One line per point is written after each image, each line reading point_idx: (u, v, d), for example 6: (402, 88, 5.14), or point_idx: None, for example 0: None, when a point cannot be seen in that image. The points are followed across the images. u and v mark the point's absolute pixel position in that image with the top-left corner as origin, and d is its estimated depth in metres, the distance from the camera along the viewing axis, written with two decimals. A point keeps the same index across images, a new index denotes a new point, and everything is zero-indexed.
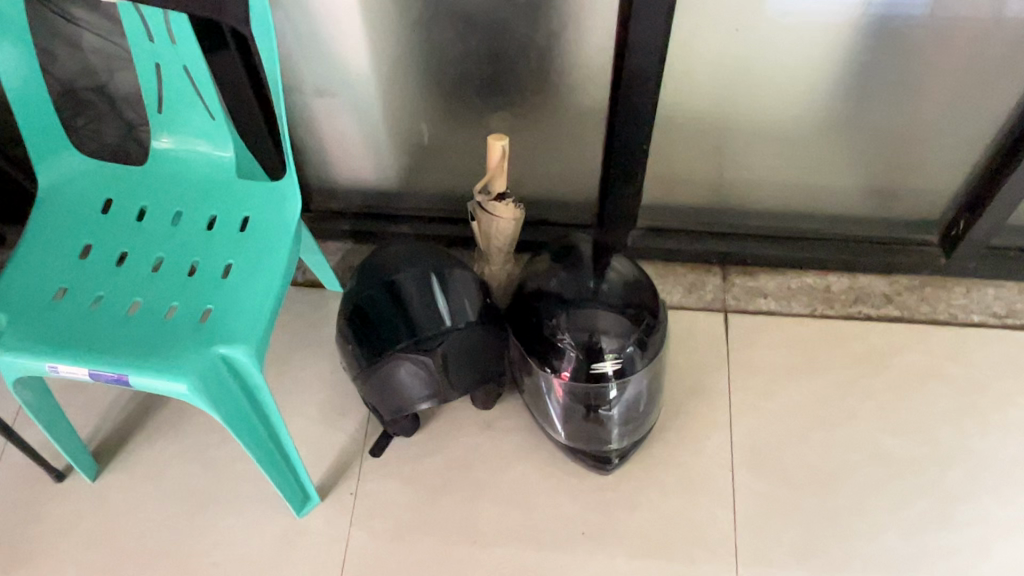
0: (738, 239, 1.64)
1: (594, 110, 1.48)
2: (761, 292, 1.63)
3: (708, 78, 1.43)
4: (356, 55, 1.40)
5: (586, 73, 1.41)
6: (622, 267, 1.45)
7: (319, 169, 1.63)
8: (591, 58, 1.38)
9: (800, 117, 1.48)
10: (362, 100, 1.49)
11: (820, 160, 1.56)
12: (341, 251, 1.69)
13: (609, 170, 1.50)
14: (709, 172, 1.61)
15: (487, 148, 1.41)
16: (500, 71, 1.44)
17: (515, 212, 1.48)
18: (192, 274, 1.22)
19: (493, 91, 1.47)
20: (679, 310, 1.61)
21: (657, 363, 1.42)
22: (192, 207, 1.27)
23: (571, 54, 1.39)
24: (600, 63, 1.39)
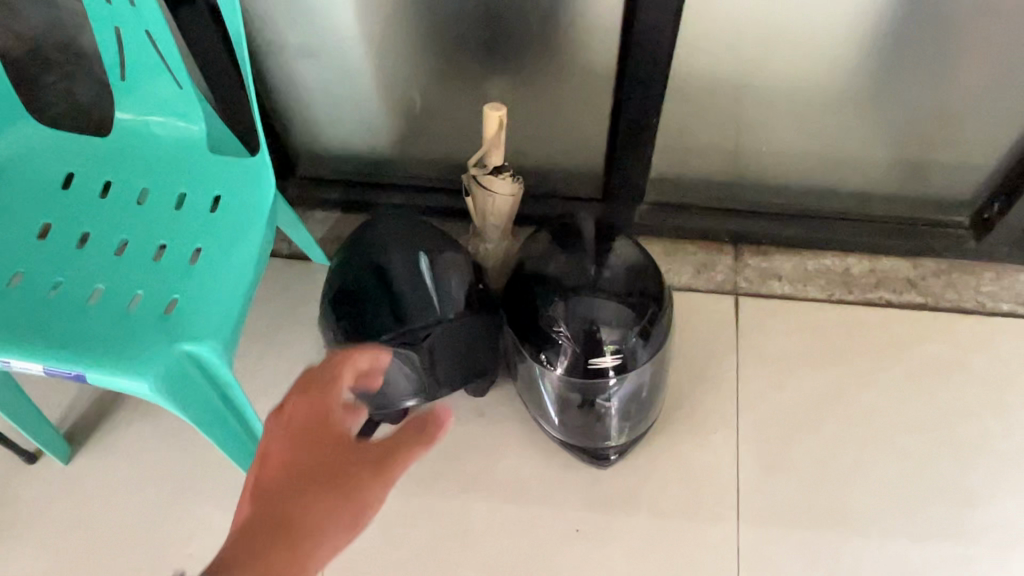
0: (753, 217, 1.53)
1: (601, 78, 1.36)
2: (775, 274, 1.53)
3: (726, 43, 1.30)
4: (342, 16, 1.28)
5: (592, 39, 1.29)
6: (625, 250, 1.35)
7: (305, 135, 1.52)
8: (597, 23, 1.26)
9: (825, 89, 1.36)
10: (349, 63, 1.37)
11: (846, 134, 1.44)
12: (330, 222, 1.59)
13: (617, 144, 1.39)
14: (724, 145, 1.49)
15: (484, 118, 1.30)
16: (499, 34, 1.32)
17: (514, 186, 1.38)
18: (158, 259, 1.13)
19: (491, 56, 1.35)
20: (688, 292, 1.51)
21: (660, 356, 1.33)
22: (160, 185, 1.18)
23: (576, 19, 1.26)
24: (608, 29, 1.27)
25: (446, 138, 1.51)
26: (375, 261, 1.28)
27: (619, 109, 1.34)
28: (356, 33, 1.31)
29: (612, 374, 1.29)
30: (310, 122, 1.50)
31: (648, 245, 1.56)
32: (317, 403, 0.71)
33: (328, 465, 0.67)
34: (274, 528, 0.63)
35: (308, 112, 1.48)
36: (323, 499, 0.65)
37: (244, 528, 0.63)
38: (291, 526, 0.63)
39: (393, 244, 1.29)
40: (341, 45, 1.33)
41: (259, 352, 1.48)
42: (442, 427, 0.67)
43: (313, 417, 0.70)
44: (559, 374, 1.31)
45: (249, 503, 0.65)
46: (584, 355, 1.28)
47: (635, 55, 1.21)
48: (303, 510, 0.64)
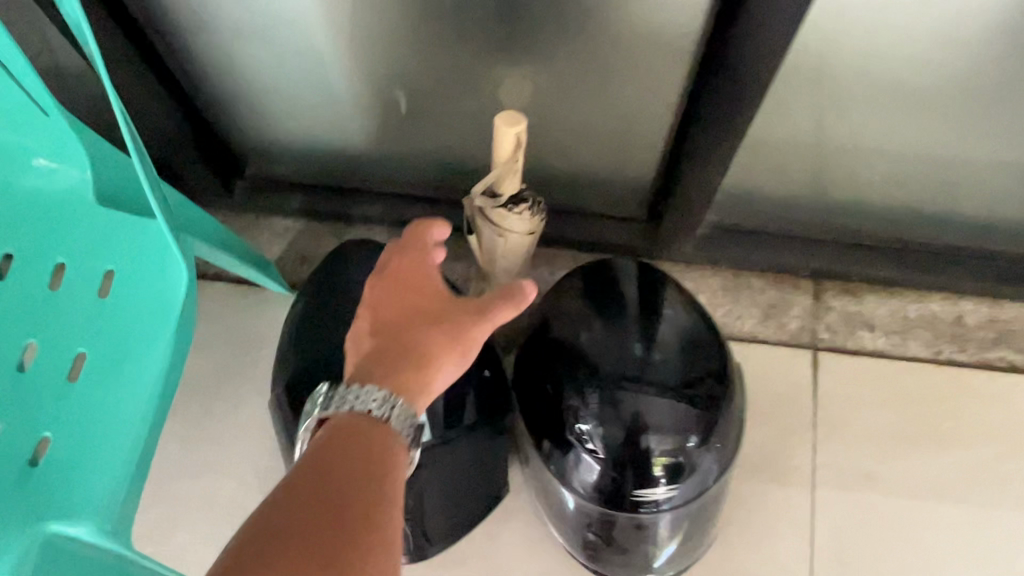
0: (842, 249, 1.17)
1: (663, 89, 0.96)
2: (866, 321, 1.18)
3: (854, 57, 0.89)
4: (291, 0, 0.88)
5: (654, 42, 0.89)
6: (682, 321, 1.02)
7: (257, 131, 1.14)
8: (664, 25, 0.86)
9: (976, 112, 0.96)
10: (306, 51, 0.97)
11: (990, 163, 1.05)
12: (291, 236, 1.23)
13: (680, 172, 1.01)
14: (815, 171, 1.11)
15: (494, 135, 0.92)
16: (519, 33, 0.91)
17: (532, 220, 1.01)
18: (20, 369, 0.77)
19: (506, 60, 0.95)
20: (751, 343, 1.17)
21: (722, 479, 0.99)
22: (28, 252, 0.82)
23: (634, 20, 0.86)
24: (679, 33, 0.86)
25: (444, 141, 1.12)
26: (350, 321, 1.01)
27: (689, 132, 0.95)
28: (318, 15, 0.90)
29: (653, 504, 0.96)
30: (262, 113, 1.11)
31: (703, 277, 1.20)
32: (424, 268, 0.79)
33: (438, 316, 0.75)
34: (405, 356, 0.72)
35: (259, 102, 1.09)
36: (439, 331, 0.73)
37: (374, 353, 0.73)
38: (420, 351, 0.72)
39: None
40: (301, 28, 0.93)
41: (193, 412, 1.14)
42: (533, 296, 0.74)
43: (418, 273, 0.79)
44: (587, 489, 0.99)
45: (376, 333, 0.75)
46: (622, 472, 0.95)
47: (732, 80, 0.81)
48: (423, 341, 0.73)
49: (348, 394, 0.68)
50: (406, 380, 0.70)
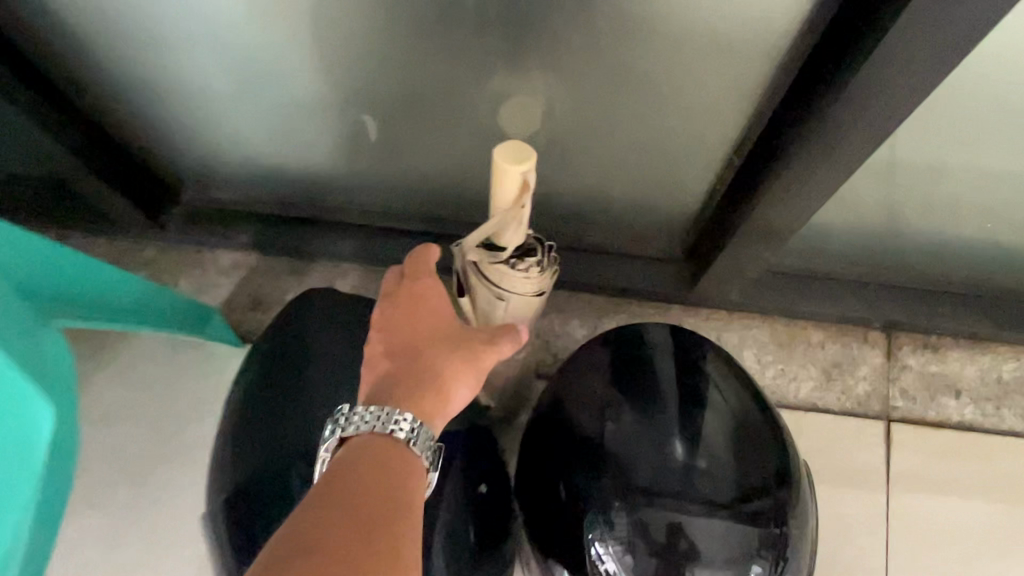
0: (925, 299, 0.94)
1: (722, 117, 0.72)
2: (952, 386, 0.96)
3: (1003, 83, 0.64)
4: None
5: (718, 66, 0.65)
6: (734, 412, 0.79)
7: (197, 152, 0.91)
8: (736, 44, 0.62)
9: None
10: (242, 58, 0.73)
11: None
12: (242, 274, 1.00)
13: (739, 218, 0.77)
14: (910, 223, 0.87)
15: (494, 173, 0.66)
16: (536, 49, 0.67)
17: (541, 277, 0.78)
18: None
19: (517, 78, 0.72)
20: (809, 411, 0.95)
21: None
22: None
23: (693, 37, 0.62)
24: (757, 54, 0.63)
25: (431, 166, 0.89)
26: (306, 404, 0.77)
27: (760, 175, 0.72)
28: (253, 13, 0.66)
29: None
30: (198, 129, 0.86)
31: (749, 328, 0.98)
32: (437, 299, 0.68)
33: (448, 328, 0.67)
34: (425, 381, 0.61)
35: (191, 115, 0.84)
36: (453, 353, 0.64)
37: (387, 381, 0.61)
38: (441, 380, 0.62)
39: (339, 371, 0.80)
40: (231, 23, 0.68)
41: (107, 493, 0.91)
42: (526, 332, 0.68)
43: (429, 306, 0.67)
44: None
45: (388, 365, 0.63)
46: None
47: (835, 110, 0.56)
48: (441, 367, 0.63)
49: (367, 413, 0.57)
50: (428, 402, 0.59)
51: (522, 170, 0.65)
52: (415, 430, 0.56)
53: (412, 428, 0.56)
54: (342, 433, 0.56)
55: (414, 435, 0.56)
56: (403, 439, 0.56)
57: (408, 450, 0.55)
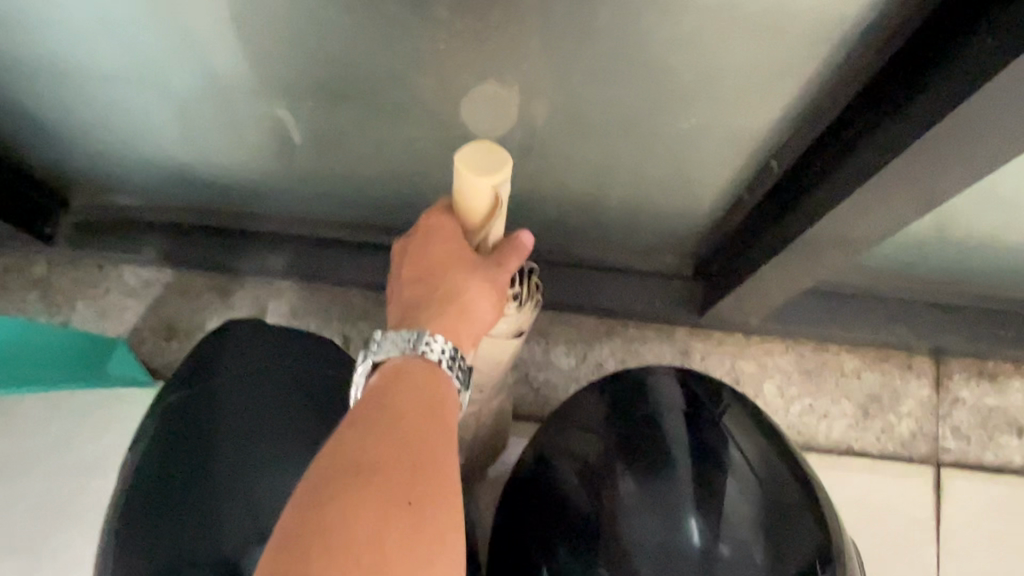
0: (985, 324, 0.78)
1: (754, 111, 0.55)
2: (1013, 424, 0.80)
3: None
4: None
5: (758, 50, 0.48)
6: (762, 477, 0.62)
7: (91, 155, 0.73)
8: (782, 23, 0.45)
9: None
10: (115, 34, 0.55)
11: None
12: (156, 293, 0.82)
13: (781, 239, 0.60)
14: (977, 242, 0.70)
15: (455, 184, 0.43)
16: (509, 32, 0.50)
17: (518, 311, 0.57)
18: None
19: (484, 66, 0.54)
20: (843, 454, 0.79)
21: None
22: None
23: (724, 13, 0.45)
24: (812, 34, 0.46)
25: (382, 167, 0.71)
26: (218, 483, 0.57)
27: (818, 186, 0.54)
28: None
29: None
30: (90, 123, 0.68)
31: (771, 355, 0.81)
32: (453, 226, 0.46)
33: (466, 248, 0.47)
34: (449, 306, 0.44)
35: (78, 108, 0.66)
36: (475, 268, 0.46)
37: (411, 311, 0.45)
38: (467, 302, 0.45)
39: (268, 434, 0.61)
40: None
41: None
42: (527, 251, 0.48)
43: (443, 238, 0.46)
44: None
45: (406, 298, 0.47)
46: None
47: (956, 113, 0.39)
48: (468, 286, 0.45)
49: (395, 332, 0.43)
50: (451, 324, 0.44)
51: (493, 183, 0.42)
52: (453, 354, 0.43)
53: (445, 351, 0.42)
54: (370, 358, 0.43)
55: (448, 358, 0.42)
56: (437, 363, 0.42)
57: (445, 376, 0.42)
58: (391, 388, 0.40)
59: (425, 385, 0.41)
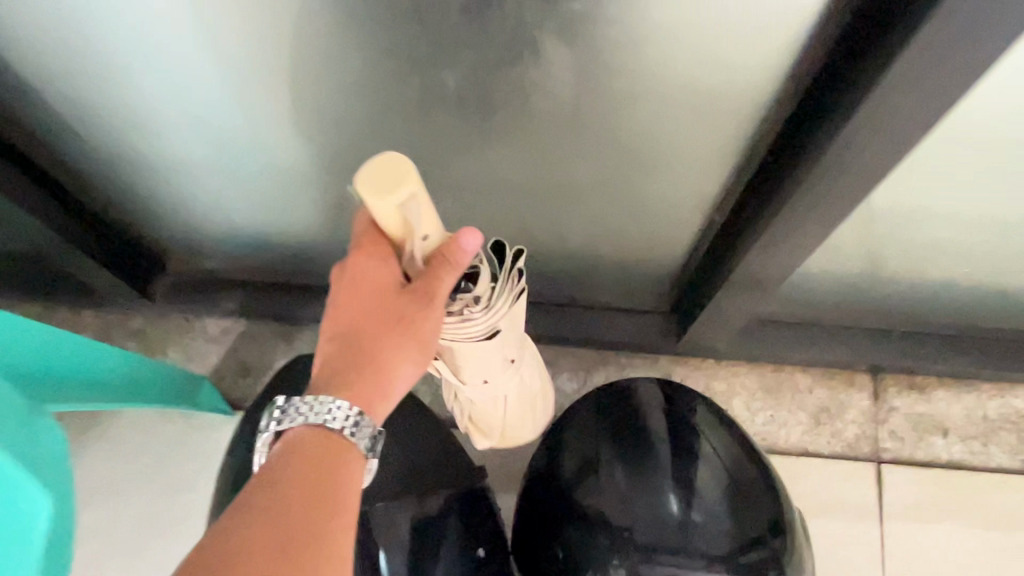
0: (909, 345, 0.95)
1: (697, 176, 0.74)
2: (940, 426, 0.97)
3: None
4: (196, 89, 0.65)
5: (692, 134, 0.68)
6: (728, 465, 0.79)
7: (183, 228, 0.92)
8: (705, 116, 0.65)
9: None
10: (222, 139, 0.74)
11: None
12: (232, 338, 1.00)
13: (724, 275, 0.79)
14: (886, 275, 0.88)
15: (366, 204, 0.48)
16: (514, 128, 0.69)
17: (488, 312, 0.58)
18: None
19: (497, 149, 0.73)
20: (800, 455, 0.96)
21: None
22: None
23: (665, 113, 0.65)
24: (730, 124, 0.65)
25: None
26: None
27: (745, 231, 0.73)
28: (231, 101, 0.68)
29: None
30: (188, 205, 0.87)
31: (737, 375, 0.99)
32: (382, 267, 0.52)
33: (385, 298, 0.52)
34: (367, 370, 0.51)
35: (185, 194, 0.85)
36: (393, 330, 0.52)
37: (330, 371, 0.51)
38: (382, 364, 0.51)
39: None
40: (210, 107, 0.69)
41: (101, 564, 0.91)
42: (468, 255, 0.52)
43: (368, 275, 0.52)
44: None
45: (332, 346, 0.52)
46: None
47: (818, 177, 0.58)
48: (385, 353, 0.51)
49: (298, 402, 0.48)
50: (368, 391, 0.50)
51: (390, 202, 0.46)
52: (356, 418, 0.48)
53: (350, 417, 0.48)
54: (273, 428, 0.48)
55: (353, 424, 0.48)
56: (341, 430, 0.48)
57: (346, 440, 0.48)
58: (289, 461, 0.46)
59: (317, 456, 0.46)
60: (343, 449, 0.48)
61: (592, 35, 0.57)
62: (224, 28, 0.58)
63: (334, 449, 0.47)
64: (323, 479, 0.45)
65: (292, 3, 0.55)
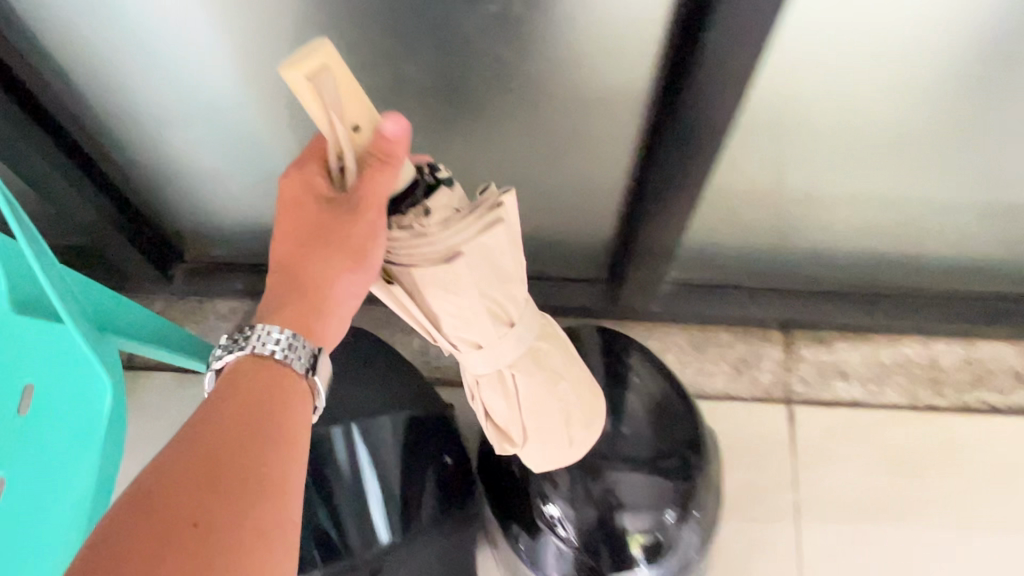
0: (809, 302, 1.12)
1: (611, 151, 0.93)
2: (841, 371, 1.15)
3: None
4: (212, 91, 0.84)
5: (595, 115, 0.87)
6: (652, 391, 0.96)
7: (195, 218, 1.10)
8: (607, 99, 0.84)
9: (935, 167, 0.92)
10: (230, 137, 0.93)
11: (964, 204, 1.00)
12: (238, 316, 1.18)
13: (637, 234, 0.98)
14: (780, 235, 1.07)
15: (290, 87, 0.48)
16: (462, 114, 0.88)
17: (454, 236, 0.57)
18: None
19: (450, 135, 0.92)
20: (725, 400, 1.13)
21: (709, 526, 0.94)
22: None
23: (575, 96, 0.84)
24: (623, 106, 0.84)
25: None
26: None
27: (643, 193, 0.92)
28: (236, 102, 0.86)
29: (641, 566, 0.89)
30: (199, 197, 1.05)
31: (669, 333, 1.17)
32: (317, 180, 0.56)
33: (323, 209, 0.56)
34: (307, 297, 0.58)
35: (199, 187, 1.03)
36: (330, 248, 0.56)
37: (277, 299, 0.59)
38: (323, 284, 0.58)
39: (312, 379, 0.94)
40: (220, 109, 0.87)
41: None
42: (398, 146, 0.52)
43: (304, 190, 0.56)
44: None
45: (284, 266, 0.59)
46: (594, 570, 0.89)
47: (683, 141, 0.77)
48: (324, 275, 0.58)
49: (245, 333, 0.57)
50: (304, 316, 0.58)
51: (305, 73, 0.46)
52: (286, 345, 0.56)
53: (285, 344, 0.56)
54: (221, 361, 0.57)
55: (288, 348, 0.56)
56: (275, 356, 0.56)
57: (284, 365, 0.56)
58: (233, 388, 0.54)
59: (258, 384, 0.54)
60: (280, 371, 0.56)
61: (508, 35, 0.75)
62: (232, 40, 0.77)
63: (272, 373, 0.56)
64: (262, 406, 0.53)
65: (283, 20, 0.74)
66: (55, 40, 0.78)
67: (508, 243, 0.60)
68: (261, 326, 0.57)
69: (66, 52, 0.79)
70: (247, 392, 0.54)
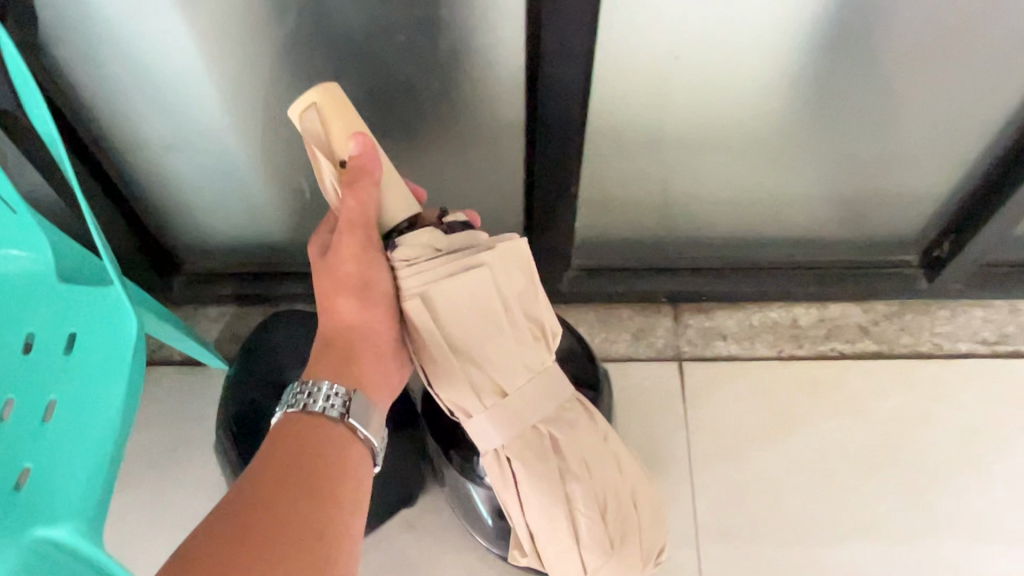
0: (685, 277, 1.40)
1: (511, 155, 1.21)
2: (720, 333, 1.41)
3: (660, 108, 1.14)
4: (200, 113, 1.12)
5: (494, 125, 1.15)
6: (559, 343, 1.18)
7: (189, 233, 1.37)
8: (500, 110, 1.13)
9: (756, 152, 1.22)
10: (214, 155, 1.20)
11: (788, 187, 1.30)
12: (225, 318, 1.43)
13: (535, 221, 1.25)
14: (654, 216, 1.36)
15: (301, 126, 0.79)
16: (394, 129, 1.17)
17: (429, 275, 0.80)
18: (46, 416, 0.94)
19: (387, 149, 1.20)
20: (628, 361, 1.39)
21: None
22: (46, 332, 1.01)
23: (476, 108, 1.13)
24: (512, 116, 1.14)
25: None
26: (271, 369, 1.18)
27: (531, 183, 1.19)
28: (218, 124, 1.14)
29: None
30: (188, 212, 1.32)
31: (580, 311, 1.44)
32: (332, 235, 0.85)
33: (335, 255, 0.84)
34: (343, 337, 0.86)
35: (191, 205, 1.30)
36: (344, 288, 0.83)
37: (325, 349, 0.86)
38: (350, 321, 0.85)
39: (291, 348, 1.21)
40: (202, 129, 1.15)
41: (151, 475, 1.30)
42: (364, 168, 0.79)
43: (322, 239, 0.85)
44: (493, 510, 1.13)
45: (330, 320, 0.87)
46: None
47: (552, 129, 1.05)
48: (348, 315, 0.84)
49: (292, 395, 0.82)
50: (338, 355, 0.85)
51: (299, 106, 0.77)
52: (322, 402, 0.80)
53: (321, 399, 0.80)
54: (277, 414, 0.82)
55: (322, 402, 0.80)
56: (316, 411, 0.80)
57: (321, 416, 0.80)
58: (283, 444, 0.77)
59: (302, 435, 0.78)
60: (321, 425, 0.79)
61: (419, 60, 1.05)
62: (220, 74, 1.05)
63: (312, 424, 0.79)
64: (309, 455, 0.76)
65: (257, 55, 1.03)
66: (84, 78, 1.05)
67: (482, 289, 0.81)
68: (303, 389, 0.81)
69: (91, 86, 1.07)
70: (293, 442, 0.77)
